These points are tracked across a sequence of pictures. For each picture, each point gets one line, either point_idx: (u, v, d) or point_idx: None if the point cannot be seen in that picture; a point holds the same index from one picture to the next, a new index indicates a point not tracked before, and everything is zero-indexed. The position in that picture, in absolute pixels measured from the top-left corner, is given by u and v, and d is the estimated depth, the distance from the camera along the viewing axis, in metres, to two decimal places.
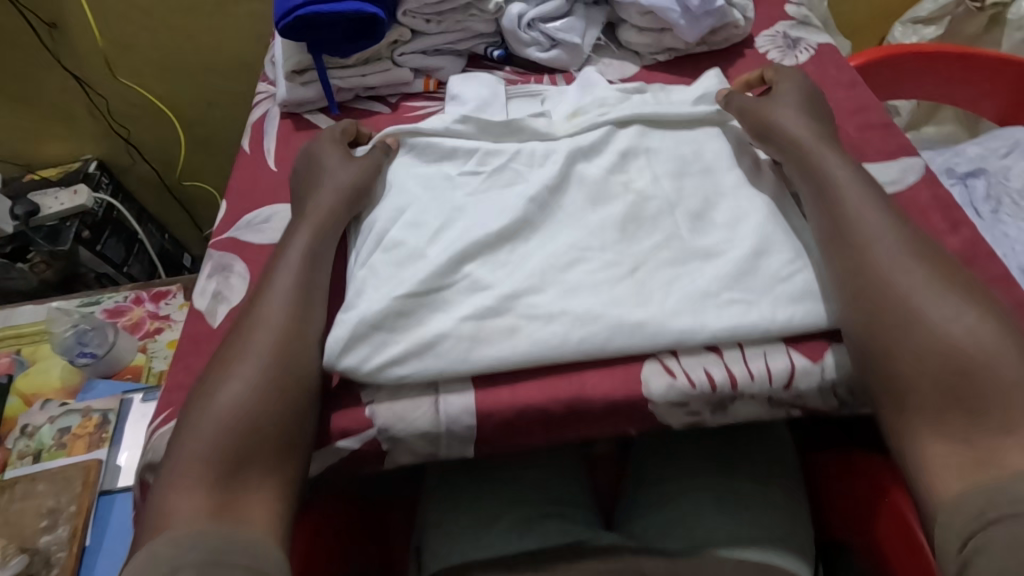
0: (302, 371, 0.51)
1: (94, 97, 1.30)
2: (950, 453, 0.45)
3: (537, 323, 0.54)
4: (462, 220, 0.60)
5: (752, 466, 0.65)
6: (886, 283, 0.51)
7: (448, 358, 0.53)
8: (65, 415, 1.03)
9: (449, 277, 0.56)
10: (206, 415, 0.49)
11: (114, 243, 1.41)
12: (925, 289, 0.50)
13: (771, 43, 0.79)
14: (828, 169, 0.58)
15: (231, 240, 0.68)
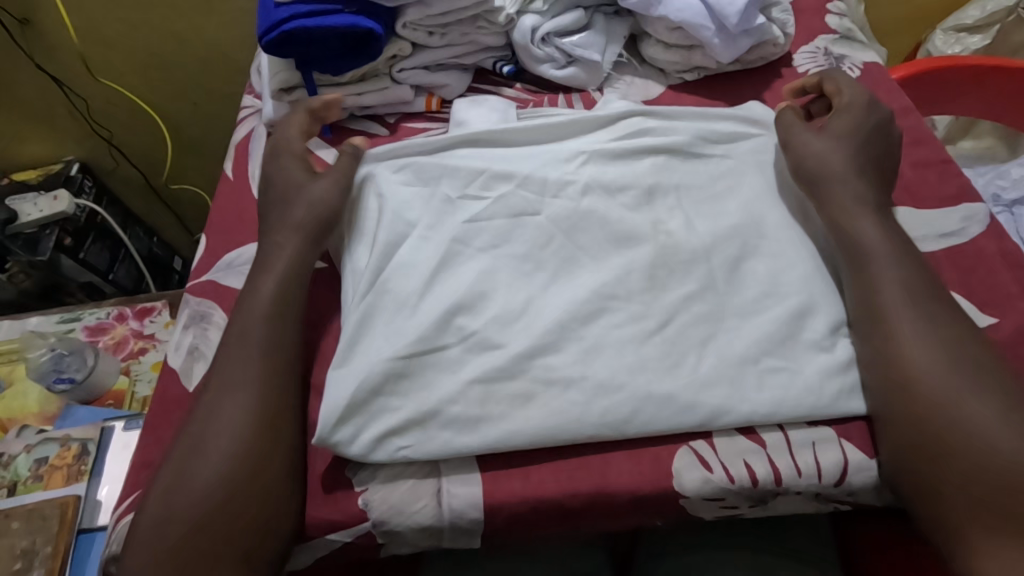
0: (281, 449, 0.46)
1: (72, 96, 1.22)
2: (998, 555, 0.40)
3: (555, 390, 0.47)
4: (467, 266, 0.53)
5: (787, 545, 0.59)
6: (915, 373, 0.44)
7: (452, 435, 0.46)
8: (42, 445, 0.97)
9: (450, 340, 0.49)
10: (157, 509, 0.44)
11: (97, 251, 1.34)
12: (955, 383, 0.43)
13: (811, 62, 0.71)
14: (860, 226, 0.51)
15: (209, 284, 0.61)
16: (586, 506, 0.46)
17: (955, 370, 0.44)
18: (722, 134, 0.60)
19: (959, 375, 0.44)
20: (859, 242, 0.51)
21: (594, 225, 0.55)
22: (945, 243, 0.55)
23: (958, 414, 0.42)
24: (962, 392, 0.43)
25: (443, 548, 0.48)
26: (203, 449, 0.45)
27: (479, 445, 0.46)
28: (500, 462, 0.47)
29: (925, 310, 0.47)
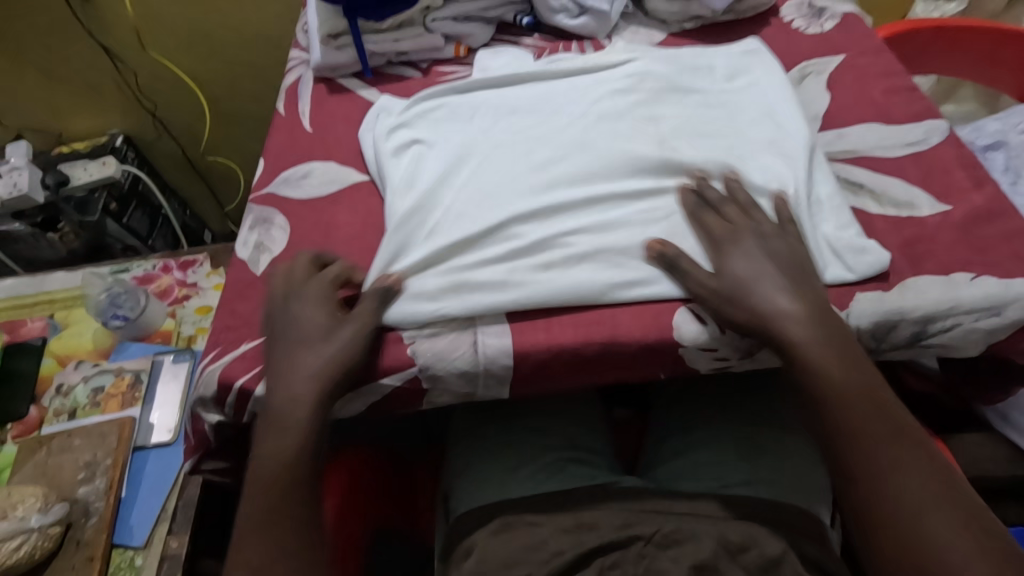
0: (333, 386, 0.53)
1: (122, 69, 1.32)
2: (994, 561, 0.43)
3: (571, 258, 0.57)
4: (492, 175, 0.63)
5: (769, 414, 0.71)
6: (842, 420, 0.48)
7: (485, 293, 0.56)
8: (98, 375, 1.06)
9: (480, 228, 0.59)
10: (278, 449, 0.51)
11: (140, 216, 1.44)
12: (874, 437, 0.47)
13: (797, 12, 0.80)
14: (755, 288, 0.52)
15: (271, 196, 0.70)
16: (597, 352, 0.55)
17: (881, 430, 0.47)
18: (715, 69, 0.69)
19: (877, 437, 0.47)
20: (763, 303, 0.51)
21: (606, 136, 0.64)
22: (910, 150, 0.64)
23: (882, 458, 0.46)
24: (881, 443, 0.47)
25: (478, 397, 0.57)
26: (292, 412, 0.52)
27: (509, 300, 0.55)
28: (525, 320, 0.56)
29: (849, 366, 0.50)
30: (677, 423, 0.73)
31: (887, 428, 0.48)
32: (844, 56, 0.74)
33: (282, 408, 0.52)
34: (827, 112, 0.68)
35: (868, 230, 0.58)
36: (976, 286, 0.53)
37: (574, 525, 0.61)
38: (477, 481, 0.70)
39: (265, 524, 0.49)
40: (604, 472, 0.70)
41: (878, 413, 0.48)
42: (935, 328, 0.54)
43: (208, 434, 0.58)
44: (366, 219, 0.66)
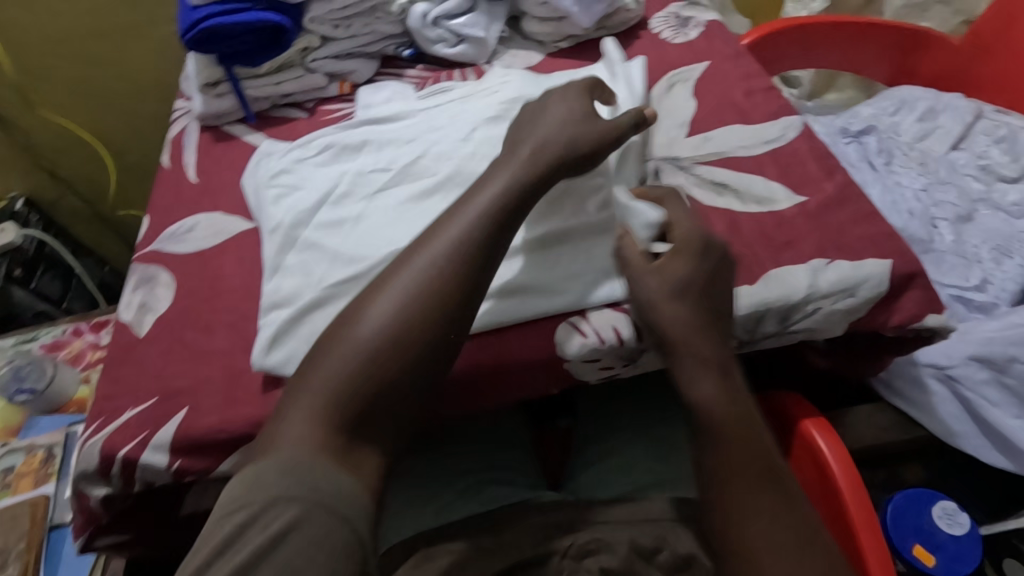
0: (451, 289, 0.48)
1: (13, 131, 1.27)
2: None
3: None
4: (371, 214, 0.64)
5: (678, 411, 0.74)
6: (728, 440, 0.46)
7: None
8: (7, 455, 1.01)
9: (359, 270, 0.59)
10: (360, 348, 0.45)
11: (49, 280, 1.38)
12: (749, 474, 0.45)
13: (665, 24, 0.84)
14: (675, 311, 0.50)
15: (154, 253, 0.69)
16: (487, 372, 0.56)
17: (769, 464, 0.46)
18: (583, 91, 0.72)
19: (744, 472, 0.45)
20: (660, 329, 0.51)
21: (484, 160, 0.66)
22: (769, 147, 0.68)
23: (762, 490, 0.44)
24: (759, 478, 0.45)
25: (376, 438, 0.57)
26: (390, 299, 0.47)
27: None
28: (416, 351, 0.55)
29: (740, 419, 0.47)
30: (596, 430, 0.75)
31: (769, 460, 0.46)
32: (708, 62, 0.78)
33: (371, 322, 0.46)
34: (693, 117, 0.72)
35: (733, 229, 0.61)
36: (831, 271, 0.57)
37: (492, 546, 0.61)
38: (400, 512, 0.69)
39: (329, 437, 0.42)
40: (523, 489, 0.70)
41: (745, 450, 0.46)
42: (798, 315, 0.57)
43: (96, 509, 0.56)
44: (252, 267, 0.65)
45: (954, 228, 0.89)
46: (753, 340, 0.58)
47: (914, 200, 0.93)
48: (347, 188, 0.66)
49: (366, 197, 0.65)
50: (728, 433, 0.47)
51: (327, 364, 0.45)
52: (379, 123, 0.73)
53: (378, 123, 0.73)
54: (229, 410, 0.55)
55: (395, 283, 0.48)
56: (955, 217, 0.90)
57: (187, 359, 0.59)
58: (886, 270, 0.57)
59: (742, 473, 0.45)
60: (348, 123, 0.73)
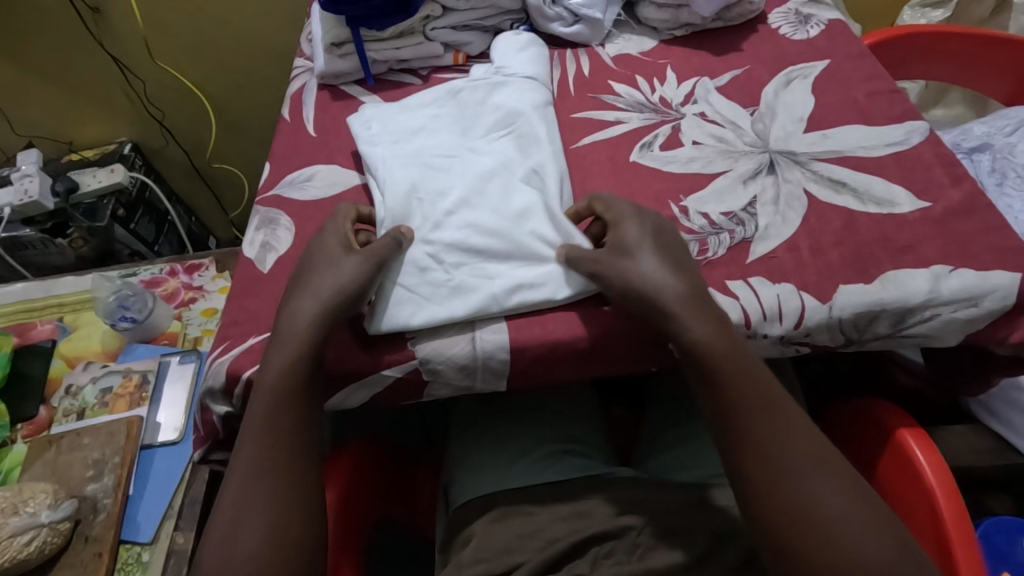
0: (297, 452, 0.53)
1: (132, 79, 1.36)
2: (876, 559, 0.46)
3: (529, 267, 0.59)
4: (489, 183, 0.65)
5: None
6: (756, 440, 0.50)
7: (478, 306, 0.58)
8: (106, 376, 1.08)
9: (483, 239, 0.61)
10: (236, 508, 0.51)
11: (146, 223, 1.46)
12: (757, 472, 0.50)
13: (784, 19, 0.83)
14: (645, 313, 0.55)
15: (275, 197, 0.73)
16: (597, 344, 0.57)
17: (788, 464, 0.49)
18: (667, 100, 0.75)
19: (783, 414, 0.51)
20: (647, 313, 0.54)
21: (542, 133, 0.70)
22: (892, 150, 0.66)
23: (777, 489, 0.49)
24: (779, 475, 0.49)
25: (492, 388, 0.60)
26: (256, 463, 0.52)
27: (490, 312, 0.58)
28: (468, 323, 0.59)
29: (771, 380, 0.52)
30: (674, 416, 0.74)
31: (813, 449, 0.50)
32: (829, 61, 0.77)
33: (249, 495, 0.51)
34: (811, 114, 0.71)
35: (851, 227, 0.60)
36: (955, 278, 0.56)
37: (570, 513, 0.63)
38: (477, 472, 0.70)
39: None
40: (599, 464, 0.70)
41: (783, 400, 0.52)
42: (914, 319, 0.56)
43: (217, 425, 0.61)
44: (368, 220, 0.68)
45: None
46: (863, 338, 0.58)
47: None
48: (447, 158, 0.68)
49: (483, 162, 0.67)
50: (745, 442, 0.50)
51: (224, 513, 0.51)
52: (496, 88, 0.73)
53: (498, 86, 0.74)
54: (345, 348, 0.59)
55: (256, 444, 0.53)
56: None
57: None
58: (1016, 284, 0.55)
59: (754, 472, 0.49)
60: (474, 81, 0.74)
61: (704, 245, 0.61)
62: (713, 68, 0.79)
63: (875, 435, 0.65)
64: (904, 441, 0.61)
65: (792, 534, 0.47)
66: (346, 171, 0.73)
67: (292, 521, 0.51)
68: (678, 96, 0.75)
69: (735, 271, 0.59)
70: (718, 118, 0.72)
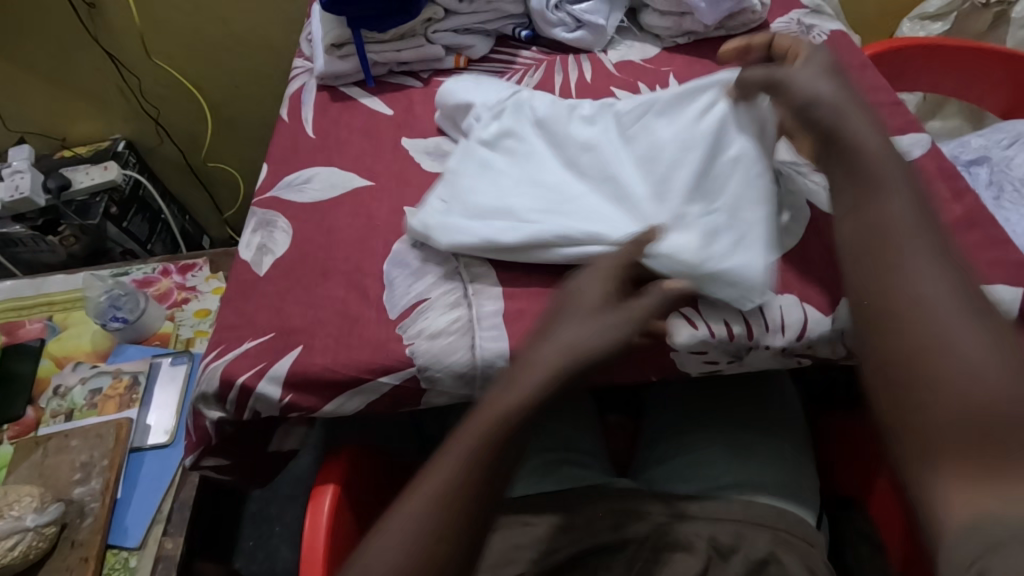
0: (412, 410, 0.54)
1: (127, 76, 1.34)
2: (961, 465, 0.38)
3: (712, 197, 0.57)
4: (593, 179, 0.61)
5: (763, 417, 0.72)
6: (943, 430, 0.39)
7: (705, 252, 0.54)
8: (95, 377, 1.07)
9: (651, 199, 0.57)
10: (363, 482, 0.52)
11: (139, 221, 1.44)
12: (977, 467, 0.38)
13: (786, 29, 0.83)
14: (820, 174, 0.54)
15: (273, 199, 0.72)
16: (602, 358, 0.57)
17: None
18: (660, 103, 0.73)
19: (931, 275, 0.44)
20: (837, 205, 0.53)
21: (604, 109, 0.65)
22: None
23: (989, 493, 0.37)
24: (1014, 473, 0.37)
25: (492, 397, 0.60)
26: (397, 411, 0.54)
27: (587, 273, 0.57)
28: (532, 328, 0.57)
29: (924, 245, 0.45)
30: (672, 425, 0.74)
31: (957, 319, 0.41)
32: None
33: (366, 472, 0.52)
34: None
35: None
36: None
37: (570, 524, 0.61)
38: None
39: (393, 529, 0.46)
40: (597, 474, 0.69)
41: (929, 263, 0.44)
42: None
43: (209, 431, 0.59)
44: (366, 224, 0.67)
45: None
46: None
47: None
48: (525, 163, 0.64)
49: (555, 167, 0.63)
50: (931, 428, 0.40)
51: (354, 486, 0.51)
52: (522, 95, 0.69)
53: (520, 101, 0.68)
54: (342, 354, 0.58)
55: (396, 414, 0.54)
56: None
57: (306, 300, 0.62)
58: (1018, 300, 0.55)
59: (884, 364, 0.43)
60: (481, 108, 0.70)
61: None
62: (716, 77, 0.78)
63: None
64: None
65: (912, 428, 0.40)
66: (346, 172, 0.73)
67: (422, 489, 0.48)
68: None
69: None
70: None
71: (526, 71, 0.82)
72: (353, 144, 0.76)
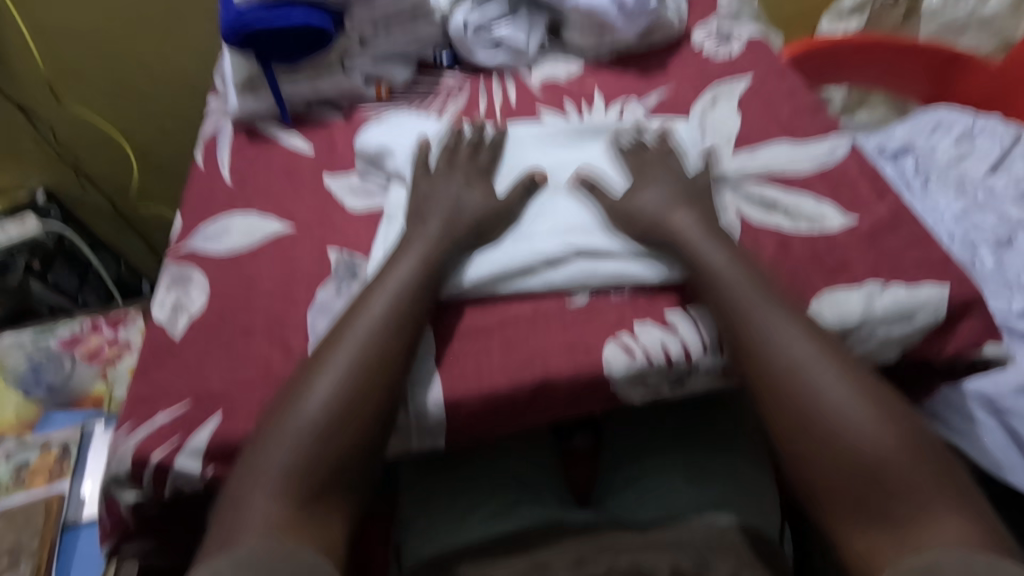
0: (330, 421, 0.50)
1: (38, 123, 1.26)
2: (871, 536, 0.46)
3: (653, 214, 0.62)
4: (548, 207, 0.63)
5: (718, 431, 0.71)
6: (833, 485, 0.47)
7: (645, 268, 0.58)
8: (21, 451, 0.99)
9: (595, 224, 0.61)
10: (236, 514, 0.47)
11: (66, 274, 1.36)
12: (866, 516, 0.46)
13: (706, 38, 0.83)
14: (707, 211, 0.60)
15: (188, 253, 0.67)
16: (544, 394, 0.55)
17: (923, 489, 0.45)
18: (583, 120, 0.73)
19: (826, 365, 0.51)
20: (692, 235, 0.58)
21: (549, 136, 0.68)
22: (818, 166, 0.66)
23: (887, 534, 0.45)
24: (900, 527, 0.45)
25: (436, 445, 0.57)
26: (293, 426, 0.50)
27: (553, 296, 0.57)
28: (468, 368, 0.56)
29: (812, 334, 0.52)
30: (628, 449, 0.72)
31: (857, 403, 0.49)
32: (752, 78, 0.77)
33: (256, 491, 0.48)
34: (740, 133, 0.71)
35: (784, 249, 0.60)
36: (888, 295, 0.56)
37: (529, 566, 0.57)
38: (427, 531, 0.66)
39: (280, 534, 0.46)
40: (554, 507, 0.67)
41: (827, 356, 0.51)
42: (853, 339, 0.56)
43: (125, 516, 0.55)
44: (288, 273, 0.64)
45: (994, 253, 0.87)
46: None
47: (953, 223, 0.91)
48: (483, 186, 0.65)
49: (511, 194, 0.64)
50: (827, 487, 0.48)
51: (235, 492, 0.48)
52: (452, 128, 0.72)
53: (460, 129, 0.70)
54: None
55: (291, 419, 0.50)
56: (994, 241, 0.88)
57: (225, 361, 0.58)
58: (944, 297, 0.55)
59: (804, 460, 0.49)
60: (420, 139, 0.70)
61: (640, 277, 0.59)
62: (640, 91, 0.78)
63: None
64: None
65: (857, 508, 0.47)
66: (266, 219, 0.69)
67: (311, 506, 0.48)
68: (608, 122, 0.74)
69: (673, 303, 0.58)
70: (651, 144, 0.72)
71: (449, 96, 0.80)
72: (272, 188, 0.72)
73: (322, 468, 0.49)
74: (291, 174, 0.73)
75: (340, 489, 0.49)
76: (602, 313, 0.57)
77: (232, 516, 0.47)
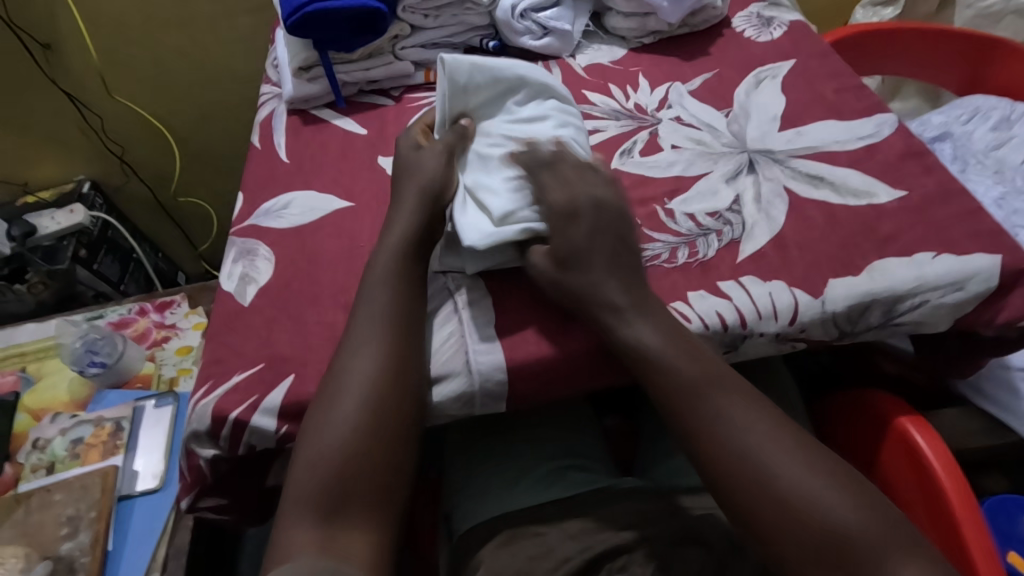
0: (388, 392, 0.52)
1: (88, 115, 1.31)
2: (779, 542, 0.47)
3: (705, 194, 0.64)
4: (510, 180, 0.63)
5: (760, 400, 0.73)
6: (734, 438, 0.50)
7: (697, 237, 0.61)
8: (76, 427, 1.02)
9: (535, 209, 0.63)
10: (308, 474, 0.50)
11: (111, 262, 1.40)
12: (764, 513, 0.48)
13: (747, 23, 0.85)
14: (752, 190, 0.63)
15: (252, 228, 0.70)
16: (612, 353, 0.57)
17: (877, 489, 0.48)
18: (621, 100, 0.76)
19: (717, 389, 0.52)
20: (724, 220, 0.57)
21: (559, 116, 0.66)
22: (864, 143, 0.67)
23: (760, 480, 0.48)
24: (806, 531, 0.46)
25: (500, 410, 0.59)
26: (349, 396, 0.52)
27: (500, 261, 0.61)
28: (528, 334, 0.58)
29: (691, 353, 0.54)
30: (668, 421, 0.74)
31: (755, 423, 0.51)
32: (794, 60, 0.78)
33: (319, 459, 0.50)
34: (784, 112, 0.72)
35: (833, 219, 0.61)
36: (938, 263, 0.57)
37: (580, 529, 0.61)
38: (479, 496, 0.68)
39: (342, 505, 0.49)
40: (604, 477, 0.69)
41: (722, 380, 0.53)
42: (903, 306, 0.57)
43: (203, 471, 0.58)
44: (349, 243, 0.66)
45: None
46: (857, 329, 0.58)
47: (993, 208, 0.91)
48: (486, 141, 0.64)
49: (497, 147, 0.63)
50: (717, 436, 0.50)
51: (300, 462, 0.50)
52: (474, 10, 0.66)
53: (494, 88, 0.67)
54: None
55: (344, 391, 0.52)
56: None
57: (293, 327, 0.60)
58: (996, 266, 0.56)
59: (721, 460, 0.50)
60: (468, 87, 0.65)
61: (693, 248, 0.61)
62: (684, 73, 0.79)
63: (870, 421, 0.66)
64: (901, 430, 0.62)
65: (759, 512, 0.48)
66: (326, 194, 0.72)
67: (369, 471, 0.50)
68: (652, 101, 0.76)
69: (725, 273, 0.59)
70: (695, 122, 0.72)
71: None
72: (330, 166, 0.75)
73: (383, 436, 0.51)
74: (348, 155, 0.76)
75: (394, 458, 0.51)
76: (655, 283, 0.59)
77: (297, 490, 0.49)
